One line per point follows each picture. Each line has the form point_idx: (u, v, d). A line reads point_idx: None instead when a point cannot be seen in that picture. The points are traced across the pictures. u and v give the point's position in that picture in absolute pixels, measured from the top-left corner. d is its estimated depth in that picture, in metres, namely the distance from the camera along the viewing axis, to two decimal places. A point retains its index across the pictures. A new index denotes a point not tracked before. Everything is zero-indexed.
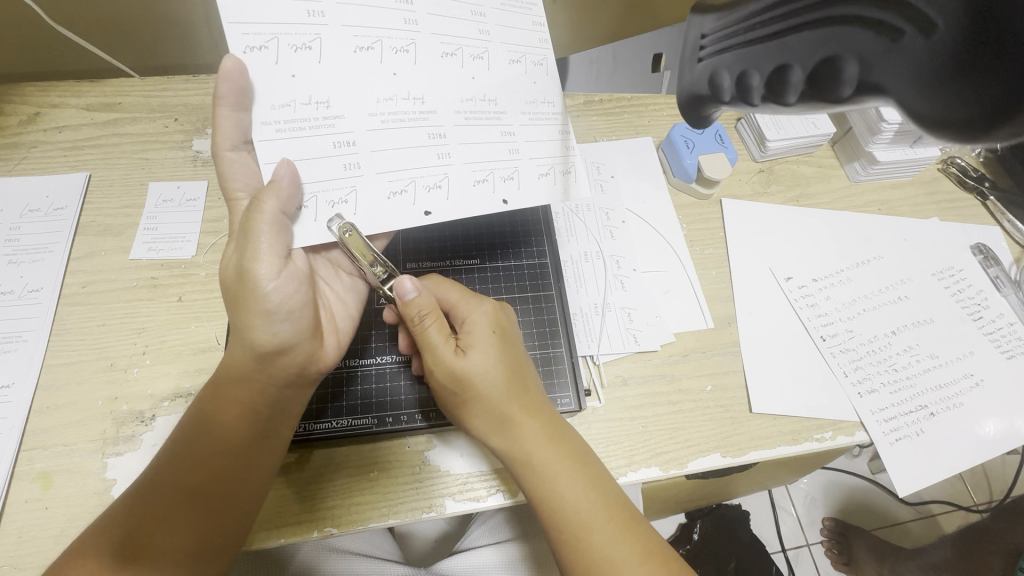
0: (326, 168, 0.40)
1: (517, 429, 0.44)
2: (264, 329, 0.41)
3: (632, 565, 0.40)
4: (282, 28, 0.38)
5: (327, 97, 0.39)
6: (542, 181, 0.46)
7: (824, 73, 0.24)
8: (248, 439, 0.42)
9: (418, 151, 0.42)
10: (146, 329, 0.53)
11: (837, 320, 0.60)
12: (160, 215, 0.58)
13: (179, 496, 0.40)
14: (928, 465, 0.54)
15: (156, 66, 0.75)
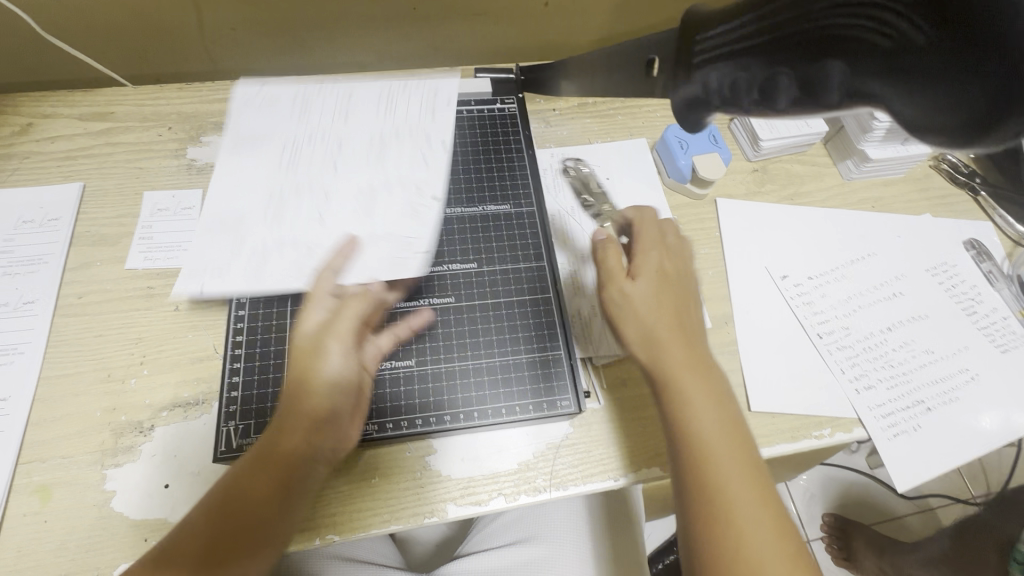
0: (274, 271, 0.51)
1: (709, 372, 0.45)
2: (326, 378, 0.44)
3: (765, 531, 0.39)
4: (212, 248, 0.51)
5: (231, 250, 0.51)
6: (418, 211, 0.55)
7: (810, 82, 0.27)
8: (302, 477, 0.43)
9: (297, 257, 0.51)
10: (144, 338, 0.52)
11: (833, 317, 0.60)
12: (155, 224, 0.58)
13: (220, 537, 0.39)
14: (926, 459, 0.54)
15: (147, 73, 0.76)
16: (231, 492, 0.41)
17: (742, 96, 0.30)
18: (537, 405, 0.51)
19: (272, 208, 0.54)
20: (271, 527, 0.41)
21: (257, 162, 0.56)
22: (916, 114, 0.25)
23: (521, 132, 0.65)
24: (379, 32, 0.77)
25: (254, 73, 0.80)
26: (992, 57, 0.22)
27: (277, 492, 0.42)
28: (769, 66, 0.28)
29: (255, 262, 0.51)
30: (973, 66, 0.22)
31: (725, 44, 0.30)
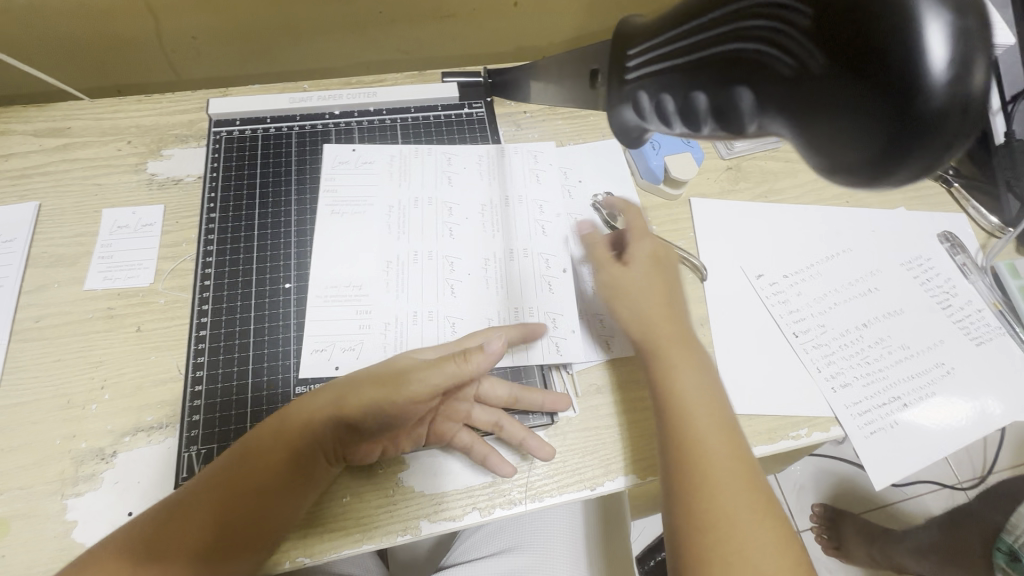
0: (376, 355, 0.51)
1: (699, 361, 0.48)
2: (359, 403, 0.44)
3: (756, 520, 0.40)
4: (336, 336, 0.52)
5: (341, 358, 0.51)
6: (533, 273, 0.57)
7: (722, 111, 0.22)
8: (300, 474, 0.43)
9: (427, 331, 0.53)
10: (104, 362, 0.51)
11: (808, 315, 0.60)
12: (115, 242, 0.56)
13: (214, 518, 0.41)
14: (903, 456, 0.54)
15: (110, 86, 0.75)
16: (232, 479, 0.42)
17: (671, 119, 0.24)
18: (508, 417, 0.51)
19: (393, 299, 0.54)
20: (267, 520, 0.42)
21: (339, 297, 0.53)
22: (819, 146, 0.20)
23: (491, 138, 0.64)
24: (345, 37, 0.75)
25: (220, 82, 0.78)
26: (891, 86, 0.17)
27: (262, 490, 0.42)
28: (688, 86, 0.22)
29: (394, 336, 0.52)
30: (869, 95, 0.17)
31: (655, 59, 0.24)
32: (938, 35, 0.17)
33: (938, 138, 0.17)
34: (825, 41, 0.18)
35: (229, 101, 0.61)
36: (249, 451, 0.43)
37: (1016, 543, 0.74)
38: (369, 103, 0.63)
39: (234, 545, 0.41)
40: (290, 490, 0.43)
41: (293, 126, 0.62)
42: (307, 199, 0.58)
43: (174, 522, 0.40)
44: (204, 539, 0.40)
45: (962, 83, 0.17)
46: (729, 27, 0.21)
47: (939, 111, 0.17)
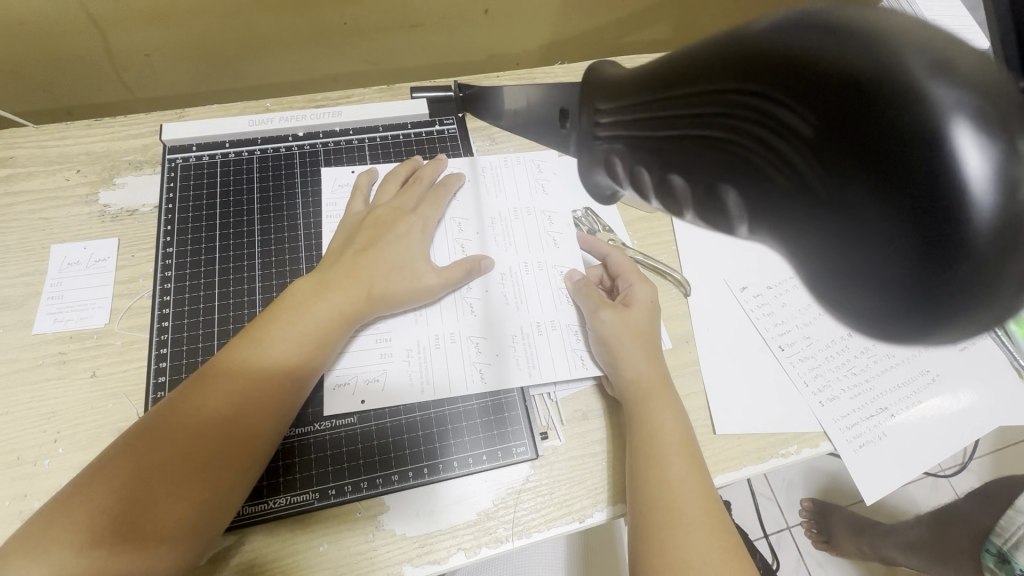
0: (403, 387, 0.49)
1: (672, 406, 0.48)
2: (281, 333, 0.43)
3: (717, 561, 0.40)
4: (360, 370, 0.49)
5: (365, 393, 0.49)
6: (550, 286, 0.55)
7: (701, 207, 0.15)
8: (211, 450, 0.38)
9: (450, 357, 0.51)
10: (56, 413, 0.47)
11: (793, 328, 0.59)
12: (65, 281, 0.53)
13: (130, 485, 0.35)
14: (892, 469, 0.54)
15: (59, 107, 0.71)
16: (146, 440, 0.37)
17: (647, 194, 0.17)
18: (490, 453, 0.49)
19: (413, 325, 0.51)
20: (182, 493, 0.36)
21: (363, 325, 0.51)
22: (820, 279, 0.14)
23: (464, 154, 0.62)
24: (310, 50, 0.72)
25: (178, 100, 0.75)
26: (924, 220, 0.11)
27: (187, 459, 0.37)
28: (660, 166, 0.15)
29: (418, 365, 0.50)
30: (889, 232, 0.11)
31: (625, 121, 0.17)
32: (978, 154, 0.11)
33: (985, 295, 0.12)
34: (834, 153, 0.12)
35: (185, 125, 0.58)
36: (161, 409, 0.39)
37: (1006, 544, 0.75)
38: (335, 123, 0.60)
39: (145, 515, 0.35)
40: (224, 446, 0.38)
41: (254, 151, 0.59)
42: (271, 228, 0.55)
43: (85, 495, 0.35)
44: (123, 511, 0.35)
45: (1012, 218, 0.11)
46: (711, 100, 0.14)
47: (988, 260, 0.11)
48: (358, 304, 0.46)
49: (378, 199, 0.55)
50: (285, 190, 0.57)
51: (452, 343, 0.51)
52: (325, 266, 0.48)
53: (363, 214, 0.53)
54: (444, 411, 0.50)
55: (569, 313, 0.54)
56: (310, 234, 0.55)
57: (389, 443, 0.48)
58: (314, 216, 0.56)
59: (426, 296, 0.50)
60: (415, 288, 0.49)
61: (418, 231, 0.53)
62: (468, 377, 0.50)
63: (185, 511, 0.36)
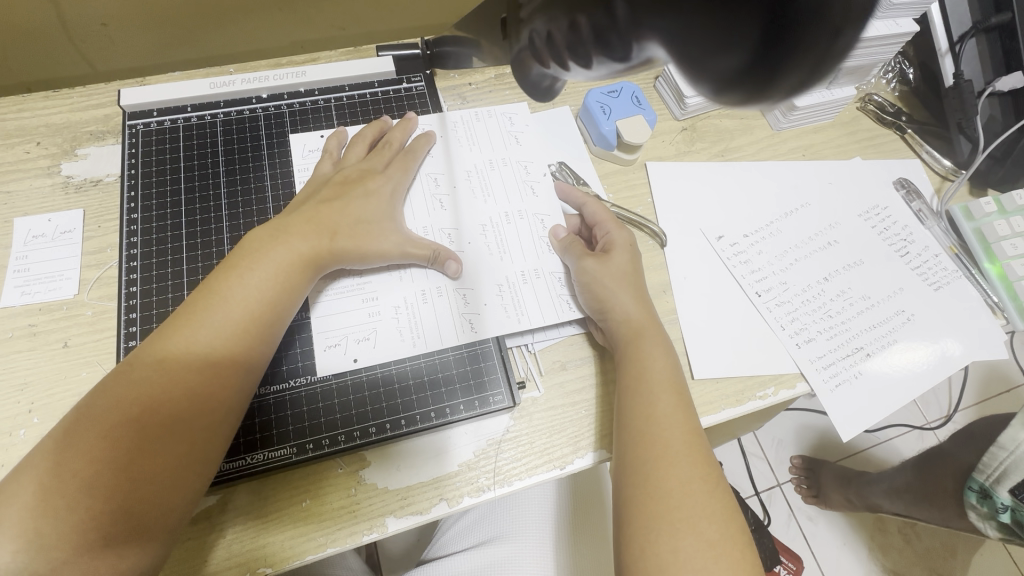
0: (390, 343, 0.49)
1: (660, 347, 0.48)
2: (239, 282, 0.42)
3: (695, 493, 0.40)
4: (348, 331, 0.49)
5: (354, 354, 0.48)
6: (531, 235, 0.55)
7: (602, 39, 0.20)
8: (182, 408, 0.38)
9: (436, 309, 0.51)
10: (29, 384, 0.47)
11: (769, 274, 0.59)
12: (31, 253, 0.52)
13: (101, 446, 0.35)
14: (869, 404, 0.55)
15: (17, 82, 0.69)
16: (109, 400, 0.37)
17: (564, 58, 0.22)
18: (467, 404, 0.49)
19: (395, 282, 0.51)
20: (161, 453, 0.36)
21: (337, 285, 0.50)
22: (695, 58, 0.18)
23: (433, 112, 0.61)
24: (273, 14, 0.70)
25: (140, 73, 0.73)
26: None
27: (156, 420, 0.37)
28: (570, 11, 0.20)
29: (405, 321, 0.50)
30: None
31: None
32: None
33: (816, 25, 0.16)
34: None
35: (144, 90, 0.56)
36: (119, 370, 0.39)
37: (988, 481, 0.76)
38: (299, 83, 0.59)
39: (130, 476, 0.35)
40: (201, 391, 0.39)
41: (218, 114, 0.58)
42: (238, 191, 0.54)
43: (51, 464, 0.35)
44: (98, 471, 0.35)
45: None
46: None
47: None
48: (317, 249, 0.46)
49: (347, 160, 0.54)
50: (252, 152, 0.56)
51: (427, 296, 0.51)
52: (289, 214, 0.48)
53: (332, 174, 0.53)
54: (421, 364, 0.50)
55: (550, 262, 0.54)
56: (277, 195, 0.55)
57: (374, 400, 0.48)
58: (281, 178, 0.55)
59: (394, 251, 0.49)
60: (381, 246, 0.49)
61: (389, 190, 0.52)
62: (450, 329, 0.50)
63: (166, 470, 0.36)
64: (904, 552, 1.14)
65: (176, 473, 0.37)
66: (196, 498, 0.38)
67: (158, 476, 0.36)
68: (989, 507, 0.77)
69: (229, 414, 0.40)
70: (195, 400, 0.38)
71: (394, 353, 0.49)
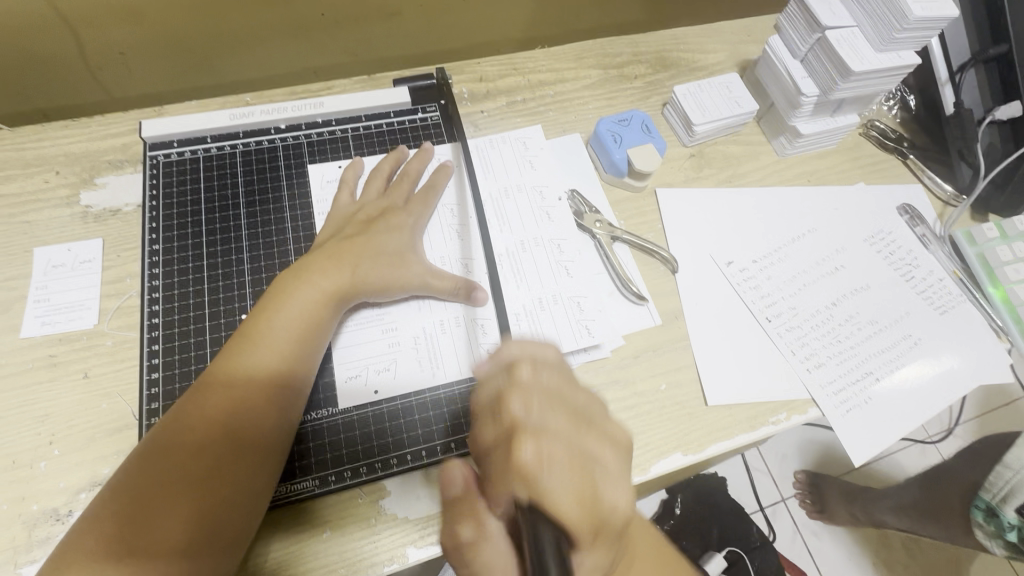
0: (412, 374, 0.50)
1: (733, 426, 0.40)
2: (269, 324, 0.43)
3: None
4: (369, 363, 0.50)
5: (376, 386, 0.49)
6: (547, 264, 0.56)
7: None
8: (225, 452, 0.39)
9: (456, 337, 0.51)
10: (51, 415, 0.47)
11: (779, 300, 0.60)
12: (52, 283, 0.52)
13: (151, 493, 0.37)
14: (884, 429, 0.55)
15: (33, 109, 0.70)
16: (157, 450, 0.39)
17: None
18: None
19: (415, 312, 0.52)
20: (207, 497, 0.38)
21: (358, 316, 0.51)
22: None
23: (449, 141, 0.62)
24: (288, 41, 0.71)
25: (155, 100, 0.74)
26: None
27: (200, 466, 0.38)
28: None
29: (425, 351, 0.51)
30: None
31: None
32: None
33: None
34: None
35: (164, 121, 0.57)
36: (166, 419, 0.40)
37: (995, 500, 0.77)
38: (317, 114, 0.60)
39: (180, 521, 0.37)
40: (241, 433, 0.40)
41: (237, 145, 0.58)
42: (259, 221, 0.55)
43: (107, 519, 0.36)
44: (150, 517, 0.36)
45: None
46: None
47: None
48: (341, 284, 0.47)
49: (366, 195, 0.55)
50: (271, 182, 0.57)
51: (450, 326, 0.52)
52: (312, 252, 0.48)
53: (352, 207, 0.54)
54: (441, 394, 0.50)
55: (567, 287, 0.56)
56: (297, 225, 0.55)
57: (395, 433, 0.48)
58: (300, 208, 0.56)
59: (415, 284, 0.50)
60: (402, 277, 0.49)
61: (409, 223, 0.53)
62: (470, 358, 0.51)
63: (213, 512, 0.38)
64: (909, 567, 1.14)
65: (222, 516, 0.38)
66: (246, 536, 0.40)
67: (205, 520, 0.37)
68: (995, 526, 0.77)
69: (270, 452, 0.41)
70: (235, 444, 0.40)
71: (415, 384, 0.49)
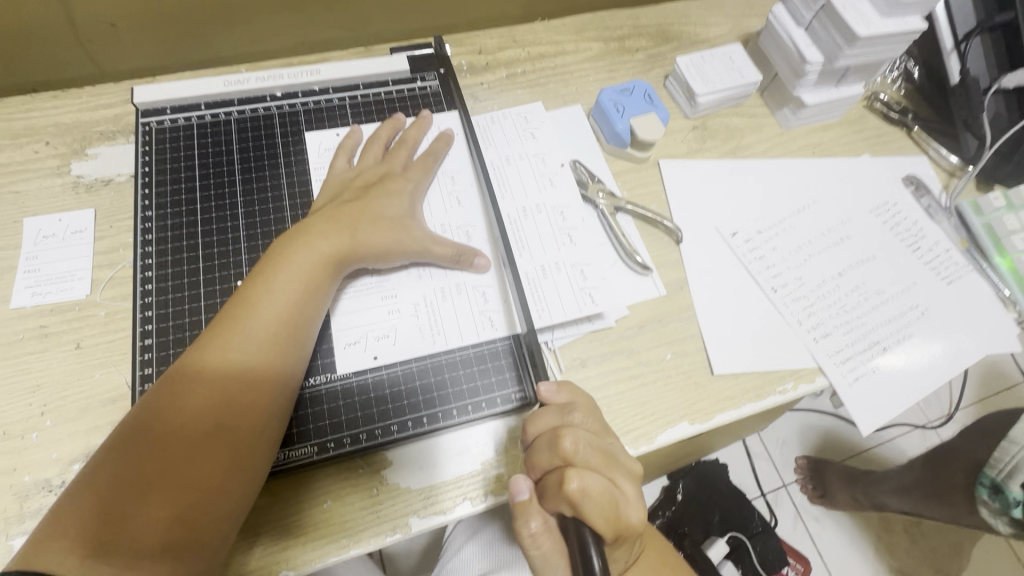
0: (412, 341, 0.49)
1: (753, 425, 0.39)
2: (268, 286, 0.42)
3: None
4: (368, 330, 0.49)
5: (375, 353, 0.48)
6: (550, 232, 0.55)
7: None
8: (222, 417, 0.38)
9: (457, 304, 0.50)
10: (42, 386, 0.46)
11: (785, 270, 0.60)
12: (42, 254, 0.51)
13: (146, 457, 0.36)
14: (892, 397, 0.55)
15: (22, 83, 0.68)
16: (151, 414, 0.37)
17: None
18: (489, 400, 0.48)
19: (416, 279, 0.51)
20: (205, 462, 0.37)
21: (358, 284, 0.50)
22: None
23: (448, 109, 0.61)
24: (283, 14, 0.70)
25: (148, 74, 0.73)
26: None
27: (197, 431, 0.37)
28: None
29: (425, 318, 0.50)
30: None
31: None
32: None
33: None
34: None
35: (156, 88, 0.56)
36: (160, 384, 0.39)
37: (1000, 476, 0.77)
38: (313, 81, 0.58)
39: (179, 485, 0.36)
40: (238, 398, 0.39)
41: (231, 112, 0.57)
42: (254, 190, 0.54)
43: (102, 479, 0.35)
44: (147, 482, 0.35)
45: None
46: None
47: None
48: (339, 248, 0.45)
49: (364, 160, 0.54)
50: (267, 150, 0.56)
51: (451, 293, 0.51)
52: (310, 217, 0.47)
53: (349, 174, 0.52)
54: (441, 362, 0.49)
55: (571, 254, 0.54)
56: (293, 193, 0.54)
57: (395, 401, 0.47)
58: (297, 176, 0.55)
59: (415, 249, 0.49)
60: (401, 243, 0.48)
61: (409, 190, 0.52)
62: (472, 324, 0.50)
63: (212, 477, 0.37)
64: (909, 551, 1.14)
65: (222, 482, 0.37)
66: (247, 501, 0.39)
67: (203, 485, 0.36)
68: (1001, 503, 0.77)
69: (268, 417, 0.40)
70: (232, 408, 0.38)
71: (415, 351, 0.48)
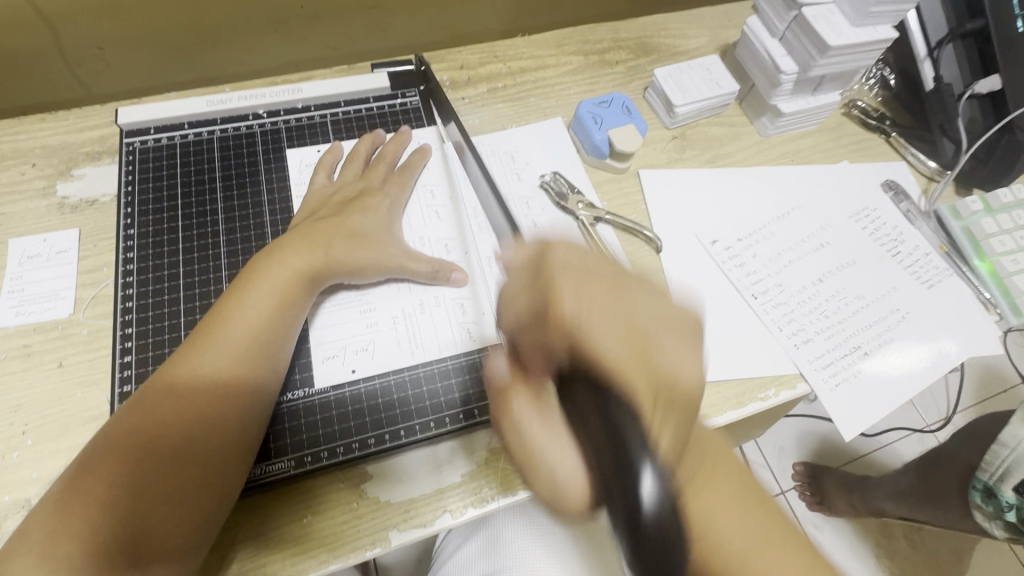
0: (390, 355, 0.49)
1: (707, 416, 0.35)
2: (243, 302, 0.43)
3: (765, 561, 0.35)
4: (347, 344, 0.49)
5: (352, 367, 0.49)
6: None
7: None
8: (193, 432, 0.38)
9: (435, 317, 0.51)
10: (23, 405, 0.46)
11: (764, 276, 0.60)
12: (26, 274, 0.51)
13: (118, 470, 0.36)
14: (874, 402, 0.55)
15: (12, 107, 0.69)
16: (125, 430, 0.38)
17: None
18: (467, 411, 0.48)
19: (394, 293, 0.52)
20: (176, 475, 0.37)
21: (337, 298, 0.51)
22: None
23: (428, 124, 0.62)
24: (268, 34, 0.71)
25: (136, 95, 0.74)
26: None
27: (168, 444, 0.37)
28: None
29: (403, 331, 0.50)
30: None
31: None
32: None
33: None
34: None
35: (141, 109, 0.57)
36: (134, 400, 0.39)
37: (992, 479, 0.76)
38: (296, 99, 0.59)
39: (149, 500, 0.36)
40: (210, 413, 0.39)
41: (215, 131, 0.58)
42: (235, 206, 0.55)
43: (71, 493, 0.35)
44: (117, 495, 0.35)
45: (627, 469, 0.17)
46: None
47: None
48: (314, 263, 0.46)
49: (344, 176, 0.55)
50: (248, 167, 0.56)
51: (430, 307, 0.52)
52: (287, 234, 0.48)
53: (328, 190, 0.53)
54: (419, 374, 0.49)
55: None
56: (274, 209, 0.55)
57: (374, 414, 0.47)
58: (278, 192, 0.56)
59: (392, 264, 0.50)
60: (379, 258, 0.49)
61: (387, 205, 0.53)
62: (450, 336, 0.51)
63: (182, 491, 0.37)
64: (909, 557, 1.12)
65: (192, 495, 0.37)
66: (218, 517, 0.38)
67: (174, 498, 0.36)
68: (994, 506, 0.76)
69: (241, 431, 0.40)
70: (204, 422, 0.39)
71: (393, 364, 0.49)
